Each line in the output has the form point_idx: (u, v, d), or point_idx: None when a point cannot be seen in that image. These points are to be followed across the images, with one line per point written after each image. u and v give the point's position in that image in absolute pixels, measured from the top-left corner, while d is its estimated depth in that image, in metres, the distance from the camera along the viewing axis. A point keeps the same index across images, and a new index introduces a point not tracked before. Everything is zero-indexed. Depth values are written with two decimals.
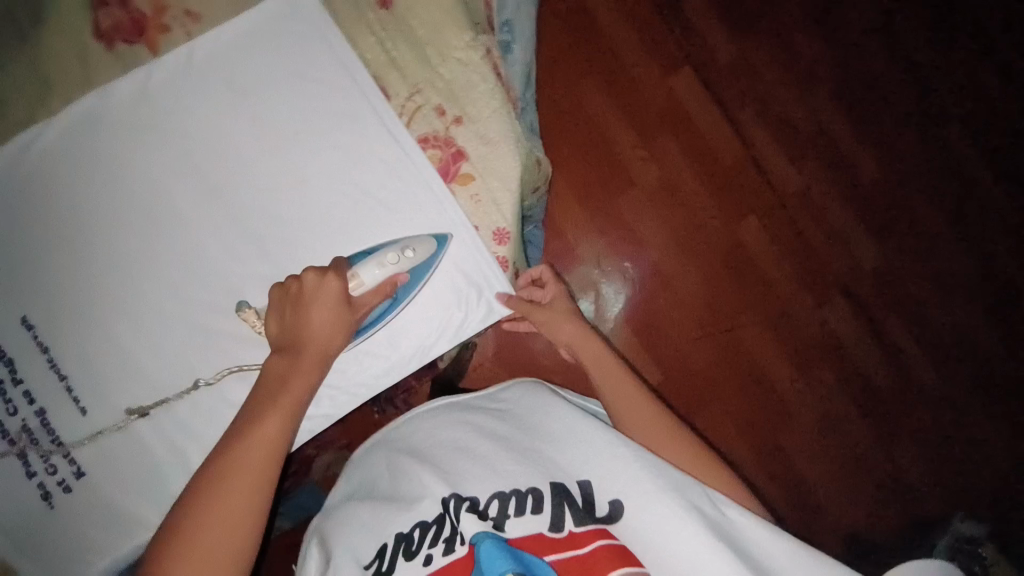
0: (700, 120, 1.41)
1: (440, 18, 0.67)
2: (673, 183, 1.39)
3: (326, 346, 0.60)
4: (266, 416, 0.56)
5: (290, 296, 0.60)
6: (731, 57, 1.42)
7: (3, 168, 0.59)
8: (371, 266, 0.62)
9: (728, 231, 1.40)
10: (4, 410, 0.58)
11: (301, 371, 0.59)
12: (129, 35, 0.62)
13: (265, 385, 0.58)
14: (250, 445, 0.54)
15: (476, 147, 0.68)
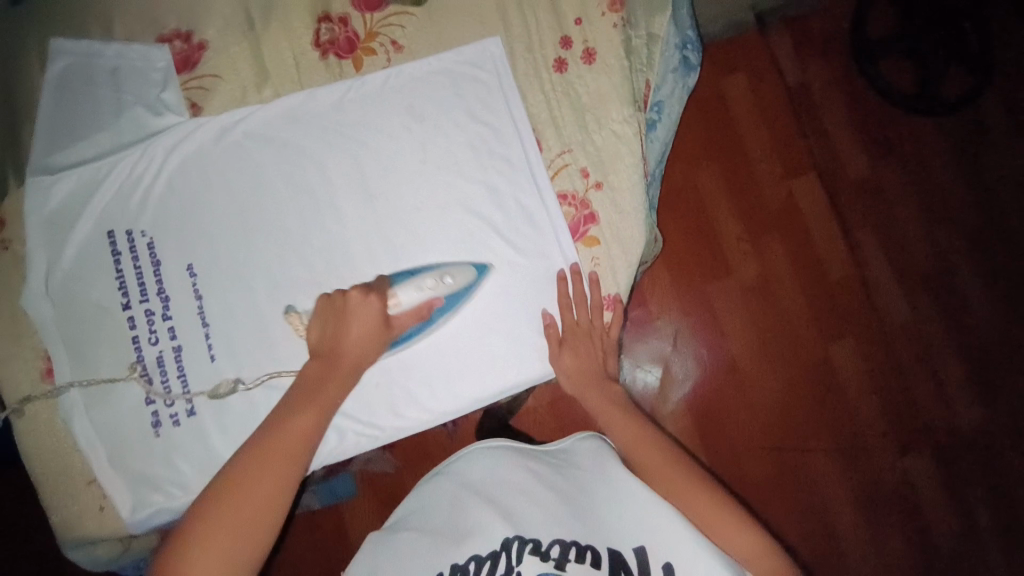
0: (815, 228, 1.37)
1: (607, 90, 0.71)
2: (771, 284, 1.35)
3: (357, 360, 0.63)
4: (302, 413, 0.57)
5: (326, 309, 0.63)
6: (860, 175, 1.39)
7: (208, 135, 0.69)
8: (409, 288, 0.66)
9: (818, 347, 1.34)
10: (147, 339, 0.66)
11: (317, 368, 0.61)
12: (341, 51, 0.71)
13: (299, 389, 0.59)
14: (271, 449, 0.54)
15: (609, 215, 0.70)
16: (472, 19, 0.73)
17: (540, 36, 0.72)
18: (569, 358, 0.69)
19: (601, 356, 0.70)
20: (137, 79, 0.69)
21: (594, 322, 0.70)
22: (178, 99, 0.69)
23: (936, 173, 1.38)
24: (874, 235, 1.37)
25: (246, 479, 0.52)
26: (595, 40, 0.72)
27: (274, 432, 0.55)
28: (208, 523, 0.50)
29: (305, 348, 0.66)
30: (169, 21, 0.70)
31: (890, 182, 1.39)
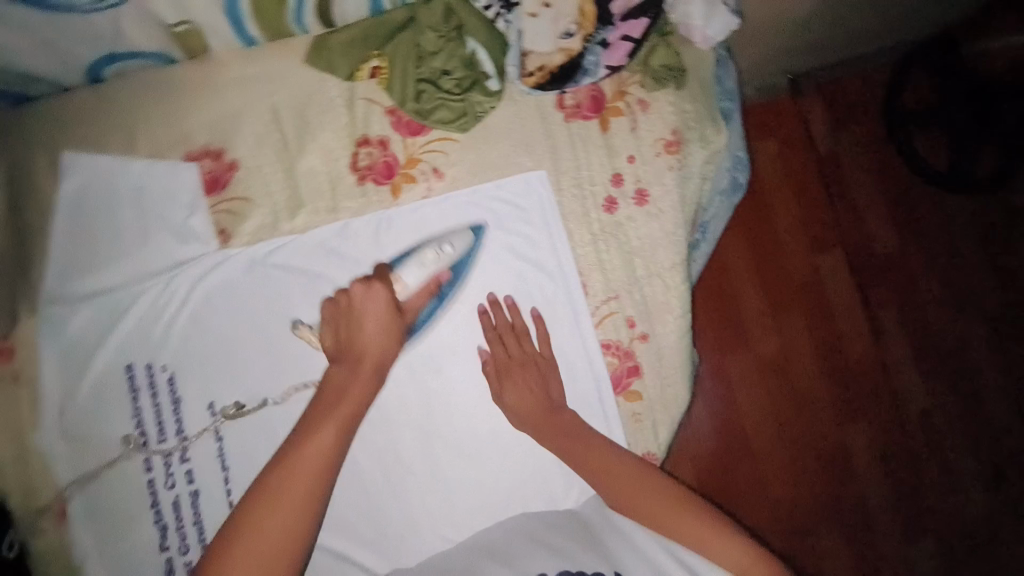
0: (838, 304, 1.22)
1: (658, 236, 0.68)
2: (789, 361, 1.20)
3: (379, 356, 0.60)
4: (320, 430, 0.54)
5: (336, 310, 0.63)
6: (887, 250, 1.25)
7: (238, 263, 0.66)
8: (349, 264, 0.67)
9: (833, 428, 1.19)
10: (163, 482, 0.63)
11: (346, 368, 0.60)
12: (379, 178, 0.67)
13: (320, 401, 0.58)
14: (297, 470, 0.52)
15: (654, 369, 0.68)
16: (518, 149, 0.69)
17: (589, 169, 0.69)
18: (517, 394, 0.65)
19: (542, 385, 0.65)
20: (163, 201, 0.65)
21: (517, 350, 0.66)
22: (206, 226, 0.65)
23: (968, 253, 1.24)
24: (901, 316, 1.23)
25: (289, 467, 0.51)
26: (648, 181, 0.68)
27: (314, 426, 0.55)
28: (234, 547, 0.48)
29: (324, 358, 0.65)
30: (197, 139, 0.66)
31: (917, 266, 1.24)
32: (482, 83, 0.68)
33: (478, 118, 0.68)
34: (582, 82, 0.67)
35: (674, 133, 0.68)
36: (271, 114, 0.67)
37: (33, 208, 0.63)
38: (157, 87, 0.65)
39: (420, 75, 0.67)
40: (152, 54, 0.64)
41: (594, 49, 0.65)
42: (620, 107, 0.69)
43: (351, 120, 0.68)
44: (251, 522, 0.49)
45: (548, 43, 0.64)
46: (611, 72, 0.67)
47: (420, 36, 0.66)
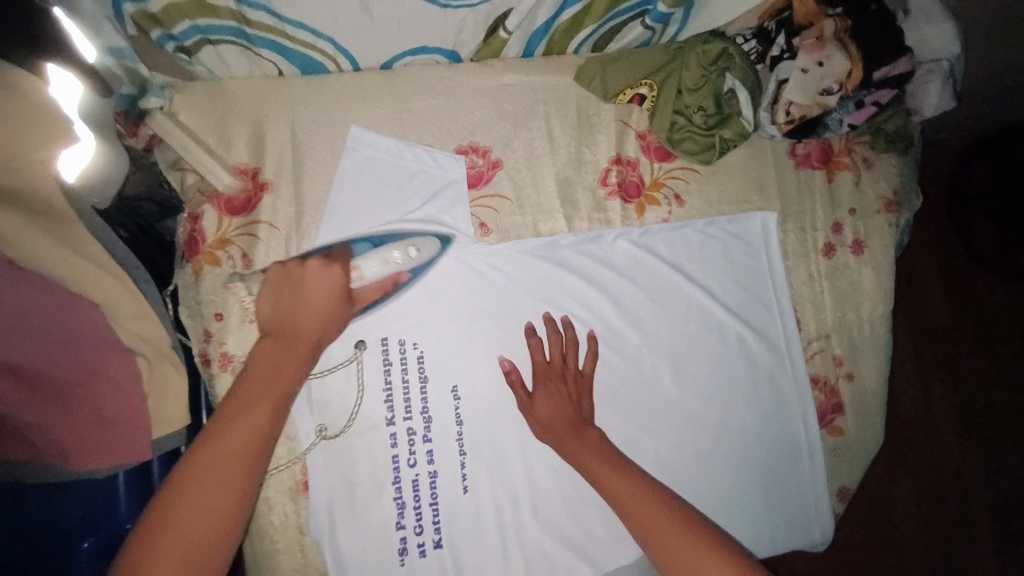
0: (906, 398, 1.01)
1: (869, 287, 0.74)
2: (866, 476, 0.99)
3: (315, 338, 0.57)
4: (247, 413, 0.50)
5: (279, 277, 0.58)
6: (956, 329, 1.03)
7: (488, 261, 0.68)
8: (375, 262, 0.61)
9: (879, 483, 0.99)
10: (405, 460, 0.64)
11: (271, 357, 0.54)
12: (628, 197, 0.71)
13: (246, 384, 0.52)
14: (206, 467, 0.47)
15: (857, 409, 0.72)
16: (753, 188, 0.74)
17: (813, 217, 0.74)
18: (542, 408, 0.64)
19: (576, 396, 0.64)
20: (432, 187, 0.67)
21: (558, 363, 0.66)
22: (468, 218, 0.67)
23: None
24: (923, 377, 1.02)
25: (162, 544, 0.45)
26: (866, 234, 0.74)
27: (174, 502, 0.46)
28: None
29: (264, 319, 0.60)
30: (470, 134, 0.69)
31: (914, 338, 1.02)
32: (732, 122, 0.72)
33: (721, 155, 0.73)
34: (821, 136, 0.73)
35: (894, 194, 0.75)
36: (538, 123, 0.71)
37: (315, 174, 0.64)
38: (442, 82, 0.68)
39: (675, 107, 0.72)
40: (441, 49, 0.66)
41: (844, 107, 0.71)
42: (846, 162, 0.75)
43: (609, 139, 0.72)
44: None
45: (807, 97, 0.69)
46: (849, 130, 0.73)
47: (684, 71, 0.70)
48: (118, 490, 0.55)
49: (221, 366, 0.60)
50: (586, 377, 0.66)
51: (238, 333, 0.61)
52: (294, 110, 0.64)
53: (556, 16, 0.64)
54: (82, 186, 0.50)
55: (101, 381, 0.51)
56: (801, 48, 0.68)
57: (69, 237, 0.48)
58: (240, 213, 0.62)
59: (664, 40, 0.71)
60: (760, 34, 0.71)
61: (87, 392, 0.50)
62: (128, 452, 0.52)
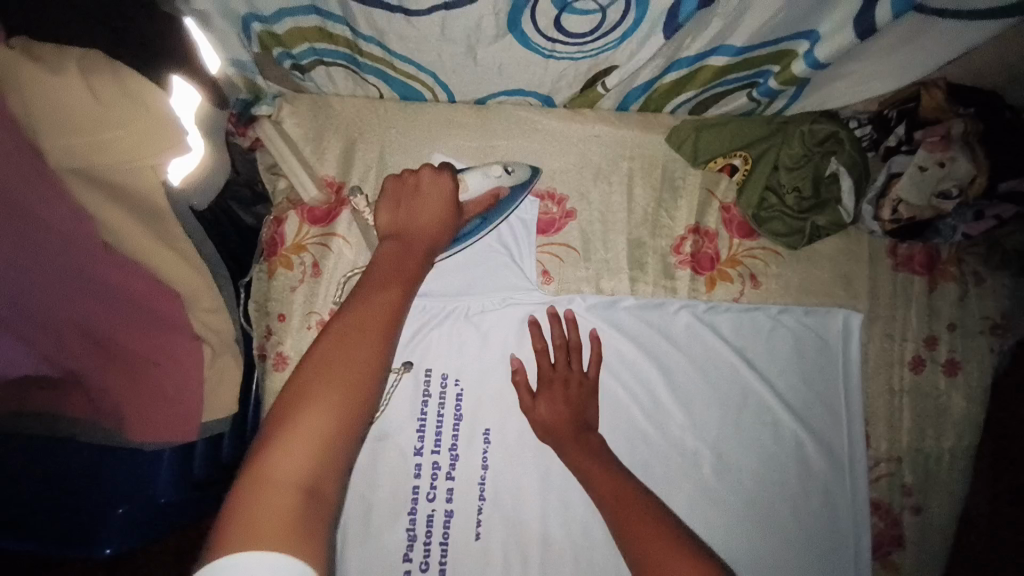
0: None
1: (956, 414, 0.66)
2: None
3: (431, 240, 0.54)
4: (387, 287, 0.45)
5: (394, 185, 0.57)
6: None
7: (543, 309, 0.66)
8: (477, 175, 0.64)
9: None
10: (425, 491, 0.63)
11: (390, 250, 0.51)
12: (699, 269, 0.68)
13: (377, 267, 0.48)
14: (361, 320, 0.42)
15: (918, 547, 0.65)
16: (840, 282, 0.68)
17: (905, 324, 0.68)
18: (544, 406, 0.62)
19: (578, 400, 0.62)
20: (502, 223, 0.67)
21: (562, 367, 0.63)
22: (533, 262, 0.67)
23: None
24: None
25: (300, 408, 0.37)
26: (963, 354, 0.67)
27: (327, 354, 0.40)
28: (277, 442, 0.36)
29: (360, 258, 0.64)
30: (549, 179, 0.69)
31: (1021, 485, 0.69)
32: (829, 210, 0.67)
33: (810, 242, 0.68)
34: (929, 241, 0.67)
35: (1003, 316, 0.67)
36: (620, 178, 0.70)
37: None
38: (532, 125, 0.69)
39: (768, 183, 0.68)
40: (534, 93, 0.66)
41: (960, 216, 0.65)
42: (951, 273, 0.68)
43: (690, 206, 0.69)
44: (281, 488, 0.35)
45: (921, 197, 0.64)
46: (962, 240, 0.67)
47: (785, 148, 0.66)
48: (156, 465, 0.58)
49: (276, 365, 0.63)
50: (590, 381, 0.63)
51: (294, 336, 0.63)
52: (385, 132, 0.67)
53: (658, 79, 0.62)
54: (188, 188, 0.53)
55: (163, 360, 0.54)
56: (923, 145, 0.63)
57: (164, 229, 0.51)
58: (320, 223, 0.64)
59: (769, 112, 0.68)
60: (878, 120, 0.66)
61: (150, 367, 0.54)
62: (178, 431, 0.55)
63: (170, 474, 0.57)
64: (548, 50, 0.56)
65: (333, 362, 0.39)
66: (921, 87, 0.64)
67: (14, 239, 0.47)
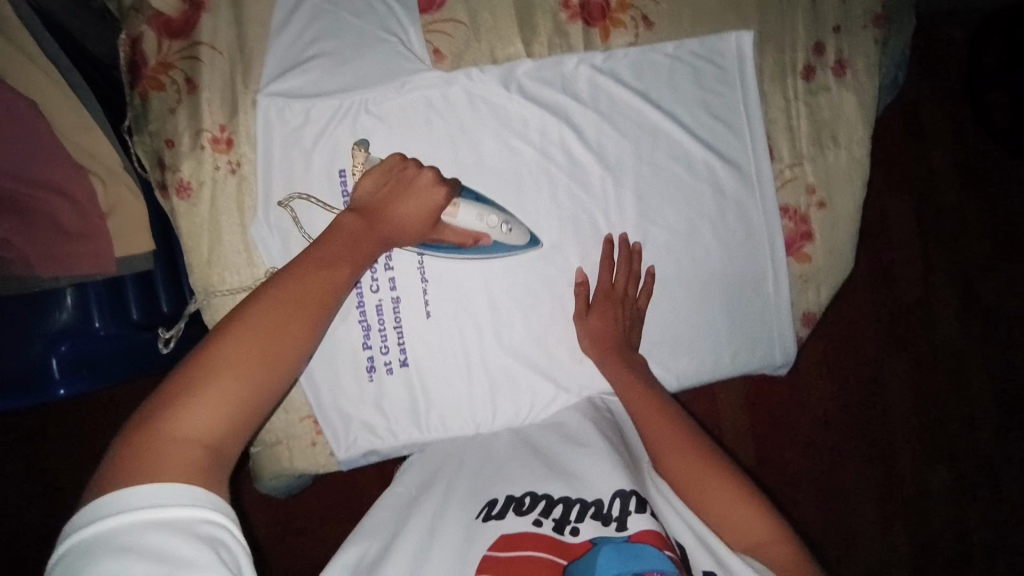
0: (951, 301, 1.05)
1: (848, 112, 0.71)
2: (895, 335, 1.04)
3: (394, 236, 0.55)
4: (337, 266, 0.47)
5: (389, 178, 0.55)
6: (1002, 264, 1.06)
7: (443, 85, 0.65)
8: (473, 211, 0.62)
9: (872, 363, 1.04)
10: (368, 285, 0.65)
11: (344, 246, 0.49)
12: (593, 18, 0.67)
13: (331, 239, 0.50)
14: (307, 294, 0.44)
15: (826, 235, 0.72)
16: (729, 6, 0.68)
17: (794, 37, 0.69)
18: (596, 321, 0.66)
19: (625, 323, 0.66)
20: (379, 4, 0.63)
21: (620, 288, 0.67)
22: (422, 42, 0.64)
23: None
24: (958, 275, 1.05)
25: (221, 366, 0.39)
26: (849, 52, 0.70)
27: (262, 318, 0.42)
28: (216, 368, 0.39)
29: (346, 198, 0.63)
30: None
31: (901, 209, 1.04)
32: None
33: None
34: None
35: (883, 8, 0.70)
36: None
37: None
38: None
39: None
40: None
41: None
42: None
43: None
44: (179, 444, 0.36)
45: None
46: None
47: None
48: (88, 301, 0.58)
49: (179, 194, 0.61)
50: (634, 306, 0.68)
51: (191, 160, 0.61)
52: None
53: None
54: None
55: (54, 196, 0.52)
56: None
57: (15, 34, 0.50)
58: (180, 36, 0.59)
59: None
60: None
61: (40, 204, 0.52)
62: (92, 263, 0.55)
63: (101, 303, 0.58)
64: None
65: (257, 343, 0.41)
66: None
67: None
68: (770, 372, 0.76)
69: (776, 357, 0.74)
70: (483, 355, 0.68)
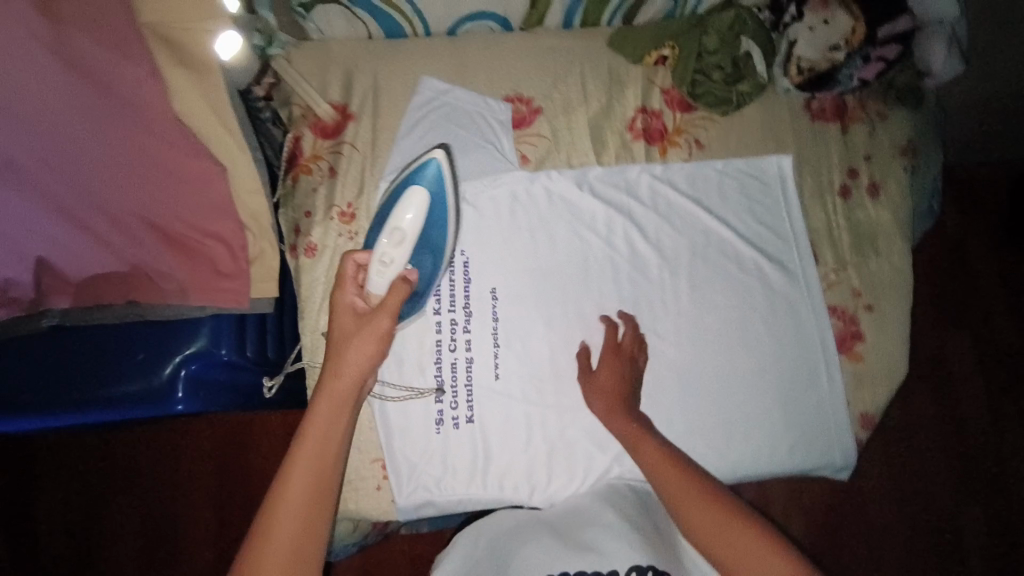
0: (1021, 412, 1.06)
1: (884, 226, 0.79)
2: (965, 443, 1.04)
3: (359, 378, 0.57)
4: (329, 423, 0.56)
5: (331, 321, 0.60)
6: None
7: (527, 183, 0.78)
8: (376, 278, 0.61)
9: (944, 493, 1.03)
10: (447, 343, 0.73)
11: (326, 398, 0.56)
12: (652, 140, 0.81)
13: (319, 400, 0.57)
14: (316, 461, 0.55)
15: (876, 337, 0.76)
16: (769, 135, 0.81)
17: (829, 162, 0.81)
18: (602, 375, 0.69)
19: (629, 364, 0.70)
20: (481, 122, 0.80)
21: (625, 346, 0.71)
22: (513, 150, 0.80)
23: None
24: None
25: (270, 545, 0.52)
26: (880, 177, 0.80)
27: (287, 503, 0.53)
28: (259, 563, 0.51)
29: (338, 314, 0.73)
30: (516, 87, 0.82)
31: (961, 348, 1.07)
32: (749, 79, 0.80)
33: (739, 108, 0.81)
34: (834, 90, 0.80)
35: (908, 142, 0.81)
36: (574, 79, 0.83)
37: (390, 111, 0.80)
38: (494, 43, 0.82)
39: (697, 67, 0.81)
40: (495, 15, 0.82)
41: (853, 63, 0.78)
42: (859, 115, 0.82)
43: (636, 92, 0.83)
44: None
45: (817, 52, 0.78)
46: (860, 85, 0.80)
47: (704, 37, 0.80)
48: (221, 331, 0.68)
49: (307, 253, 0.75)
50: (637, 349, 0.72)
51: (321, 227, 0.75)
52: (377, 62, 0.80)
53: None
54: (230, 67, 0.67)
55: (214, 242, 0.66)
56: (808, 11, 0.77)
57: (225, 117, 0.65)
58: (331, 136, 0.78)
59: (687, 11, 0.83)
60: (772, 5, 0.80)
61: (202, 248, 0.66)
62: (232, 299, 0.67)
63: (229, 335, 0.69)
64: None
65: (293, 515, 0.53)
66: None
67: (99, 132, 0.60)
68: (830, 474, 0.75)
69: (836, 457, 0.73)
70: (545, 420, 0.71)
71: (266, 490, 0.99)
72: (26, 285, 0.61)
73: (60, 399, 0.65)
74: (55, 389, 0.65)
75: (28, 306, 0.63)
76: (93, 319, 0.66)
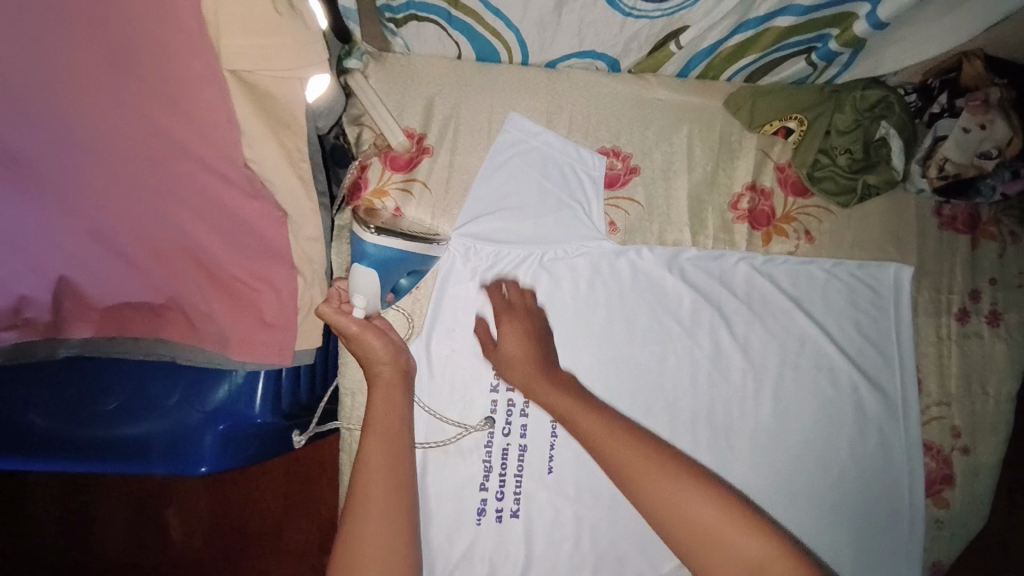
0: None
1: (999, 362, 0.71)
2: None
3: (398, 367, 0.60)
4: (388, 433, 0.56)
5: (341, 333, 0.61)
6: None
7: (613, 254, 0.70)
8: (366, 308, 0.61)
9: None
10: (501, 426, 0.66)
11: (381, 391, 0.58)
12: (758, 224, 0.72)
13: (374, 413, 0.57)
14: (381, 476, 0.53)
15: (969, 485, 0.69)
16: (888, 239, 0.73)
17: (951, 279, 0.72)
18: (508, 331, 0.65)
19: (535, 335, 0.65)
20: (570, 176, 0.70)
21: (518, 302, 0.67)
22: (602, 214, 0.70)
23: None
24: None
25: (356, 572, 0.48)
26: (1004, 305, 0.72)
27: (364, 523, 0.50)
28: None
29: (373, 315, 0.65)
30: (614, 138, 0.72)
31: None
32: (879, 169, 0.71)
33: (861, 200, 0.72)
34: (972, 200, 0.71)
35: None
36: (680, 139, 0.73)
37: (470, 149, 0.70)
38: (597, 85, 0.72)
39: (822, 146, 0.71)
40: (604, 55, 0.70)
41: (1000, 175, 0.69)
42: (992, 231, 0.72)
43: (747, 165, 0.73)
44: None
45: (965, 156, 0.68)
46: (1001, 199, 0.71)
47: (837, 114, 0.69)
48: (258, 386, 0.61)
49: None
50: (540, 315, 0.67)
51: None
52: (462, 89, 0.70)
53: (725, 40, 0.67)
54: (313, 107, 0.57)
55: (263, 287, 0.58)
56: (965, 109, 0.67)
57: (300, 166, 0.55)
58: (403, 170, 0.69)
59: (822, 80, 0.72)
60: (922, 89, 0.70)
61: (249, 294, 0.58)
62: (275, 355, 0.59)
63: (265, 390, 0.61)
64: (628, 6, 0.61)
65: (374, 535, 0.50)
66: (962, 56, 0.68)
67: (149, 156, 0.51)
68: None
69: None
70: (595, 528, 0.65)
71: (266, 504, 0.98)
72: (43, 304, 0.54)
73: (77, 438, 0.60)
74: (68, 421, 0.60)
75: (48, 329, 0.56)
76: (115, 351, 0.59)
